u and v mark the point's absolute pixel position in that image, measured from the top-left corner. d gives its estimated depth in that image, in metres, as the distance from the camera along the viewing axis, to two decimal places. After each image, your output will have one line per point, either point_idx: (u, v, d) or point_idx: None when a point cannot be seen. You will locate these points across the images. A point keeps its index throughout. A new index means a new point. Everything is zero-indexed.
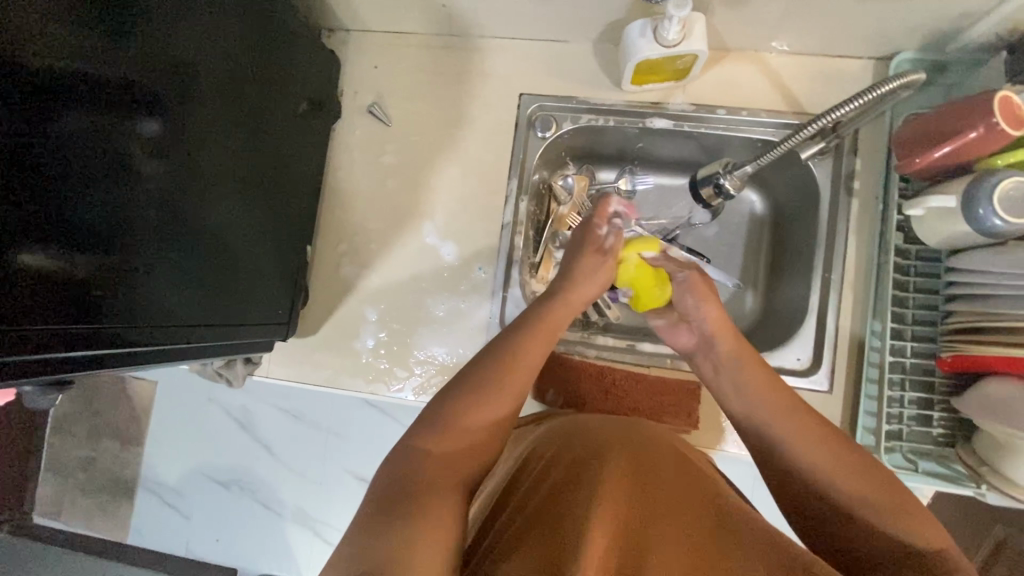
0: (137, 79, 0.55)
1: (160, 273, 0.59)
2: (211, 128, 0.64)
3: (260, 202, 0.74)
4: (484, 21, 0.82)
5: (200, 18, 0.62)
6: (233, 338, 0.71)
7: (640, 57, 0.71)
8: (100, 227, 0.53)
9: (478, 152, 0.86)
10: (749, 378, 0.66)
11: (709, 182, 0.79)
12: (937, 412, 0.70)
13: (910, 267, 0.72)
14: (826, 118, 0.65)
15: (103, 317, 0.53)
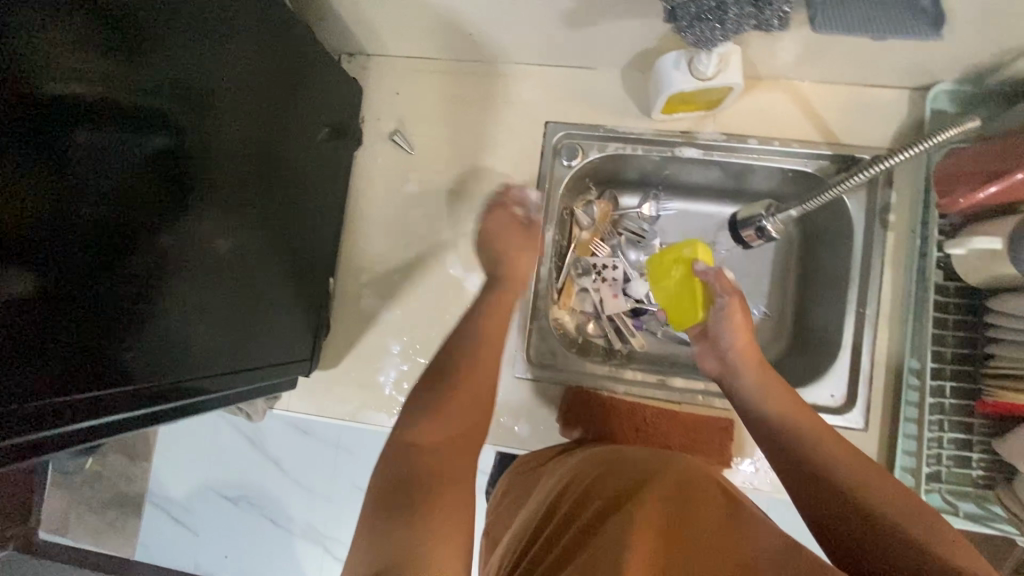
0: (157, 106, 0.52)
1: (172, 309, 0.56)
2: (229, 157, 0.61)
3: (279, 235, 0.72)
4: (509, 48, 0.80)
5: (221, 41, 0.59)
6: (247, 375, 0.68)
7: (674, 89, 0.69)
8: (115, 265, 0.50)
9: (502, 181, 0.84)
10: (773, 392, 0.67)
11: (750, 225, 0.79)
12: (977, 454, 0.68)
13: (948, 304, 0.70)
14: (878, 165, 0.63)
15: (108, 359, 0.50)
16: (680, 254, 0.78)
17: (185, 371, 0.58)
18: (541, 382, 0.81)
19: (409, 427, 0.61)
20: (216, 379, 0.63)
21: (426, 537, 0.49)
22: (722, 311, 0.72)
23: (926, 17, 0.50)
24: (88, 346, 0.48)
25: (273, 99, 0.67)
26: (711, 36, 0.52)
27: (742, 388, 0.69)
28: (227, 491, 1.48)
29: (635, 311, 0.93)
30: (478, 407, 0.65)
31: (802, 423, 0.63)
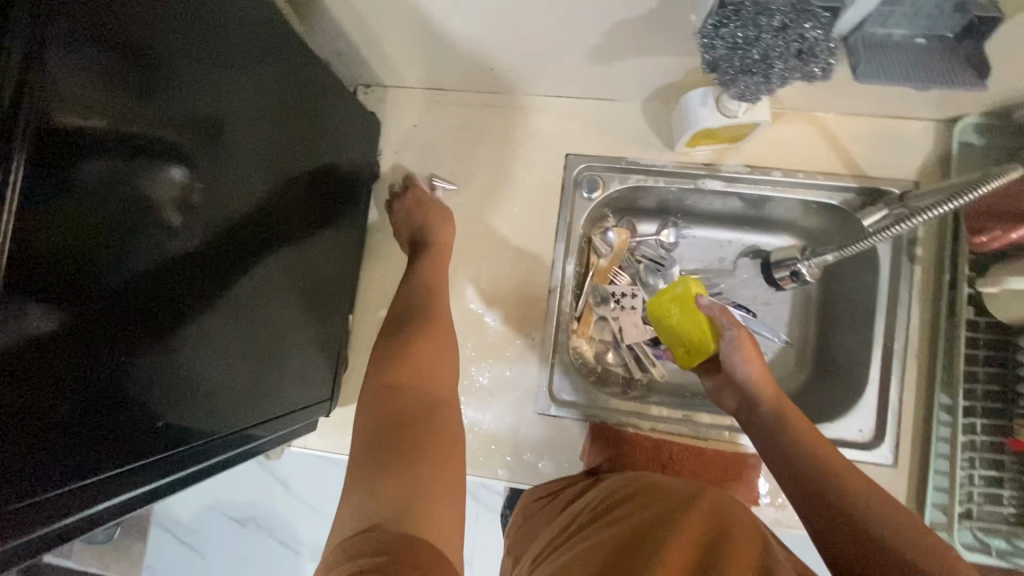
0: (179, 150, 0.50)
1: (188, 352, 0.53)
2: (243, 195, 0.59)
3: (294, 273, 0.70)
4: (530, 81, 0.79)
5: (240, 69, 0.56)
6: (260, 416, 0.65)
7: (701, 126, 0.69)
8: (137, 319, 0.47)
9: (522, 213, 0.83)
10: (780, 398, 0.68)
11: (786, 266, 0.77)
12: (1009, 491, 0.68)
13: (978, 340, 0.70)
14: (917, 218, 0.60)
15: (125, 410, 0.47)
16: (672, 292, 0.75)
17: (202, 423, 0.56)
18: (564, 418, 0.80)
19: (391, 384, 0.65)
20: (232, 428, 0.61)
21: (413, 498, 0.53)
22: (730, 344, 0.70)
23: (971, 66, 0.50)
24: (111, 410, 0.45)
25: (287, 132, 0.65)
26: (756, 89, 0.53)
27: (755, 399, 0.69)
28: (234, 512, 1.48)
29: (655, 340, 0.92)
30: (430, 375, 0.67)
31: (806, 432, 0.64)
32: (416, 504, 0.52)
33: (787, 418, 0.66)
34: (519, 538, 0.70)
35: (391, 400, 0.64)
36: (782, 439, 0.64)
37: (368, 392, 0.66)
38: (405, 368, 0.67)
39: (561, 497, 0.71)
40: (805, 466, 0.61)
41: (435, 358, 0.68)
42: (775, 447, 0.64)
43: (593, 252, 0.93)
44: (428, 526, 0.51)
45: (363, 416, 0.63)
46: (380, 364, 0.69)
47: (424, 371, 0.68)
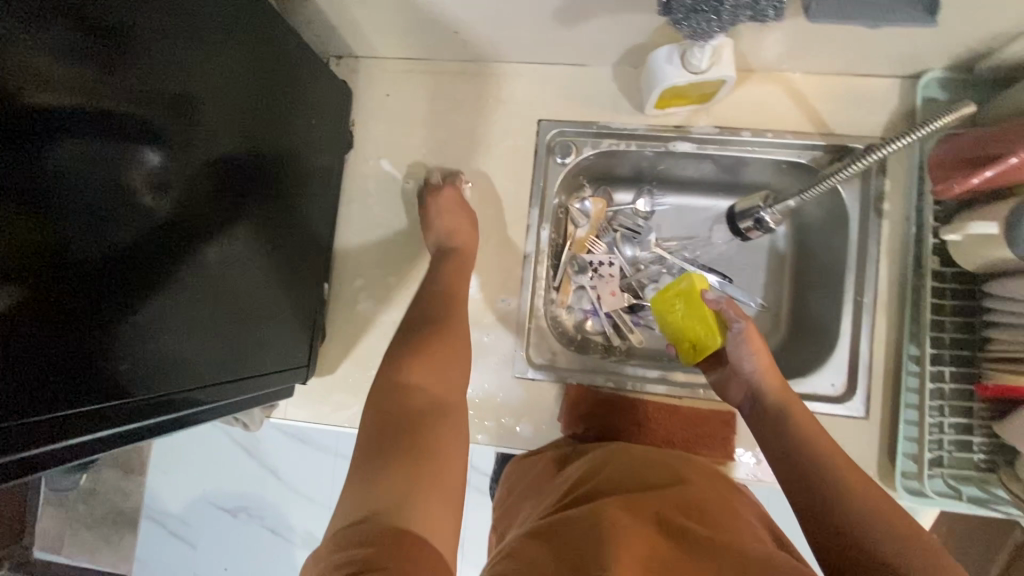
0: (140, 114, 0.51)
1: (165, 318, 0.55)
2: (214, 164, 0.60)
3: (268, 241, 0.70)
4: (499, 47, 0.79)
5: (207, 42, 0.57)
6: (244, 382, 0.67)
7: (668, 83, 0.69)
8: (107, 285, 0.48)
9: (496, 180, 0.83)
10: (800, 414, 0.65)
11: (748, 217, 0.79)
12: (978, 438, 0.69)
13: (945, 290, 0.71)
14: (876, 152, 0.64)
15: (99, 371, 0.49)
16: (677, 287, 0.72)
17: (175, 381, 0.57)
18: (542, 382, 0.80)
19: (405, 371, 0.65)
20: (207, 389, 0.61)
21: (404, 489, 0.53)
22: (737, 340, 0.69)
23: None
24: (71, 359, 0.46)
25: (259, 102, 0.66)
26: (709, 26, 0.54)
27: (772, 414, 0.66)
28: (224, 502, 1.48)
29: (633, 307, 0.93)
30: (445, 371, 0.66)
31: (826, 448, 0.61)
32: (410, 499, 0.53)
33: (803, 434, 0.63)
34: (501, 513, 0.73)
35: (402, 399, 0.62)
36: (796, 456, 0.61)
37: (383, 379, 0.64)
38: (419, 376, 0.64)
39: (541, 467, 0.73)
40: (813, 480, 0.58)
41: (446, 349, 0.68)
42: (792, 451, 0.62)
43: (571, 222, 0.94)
44: (423, 520, 0.51)
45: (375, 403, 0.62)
46: (403, 358, 0.67)
47: (441, 376, 0.65)
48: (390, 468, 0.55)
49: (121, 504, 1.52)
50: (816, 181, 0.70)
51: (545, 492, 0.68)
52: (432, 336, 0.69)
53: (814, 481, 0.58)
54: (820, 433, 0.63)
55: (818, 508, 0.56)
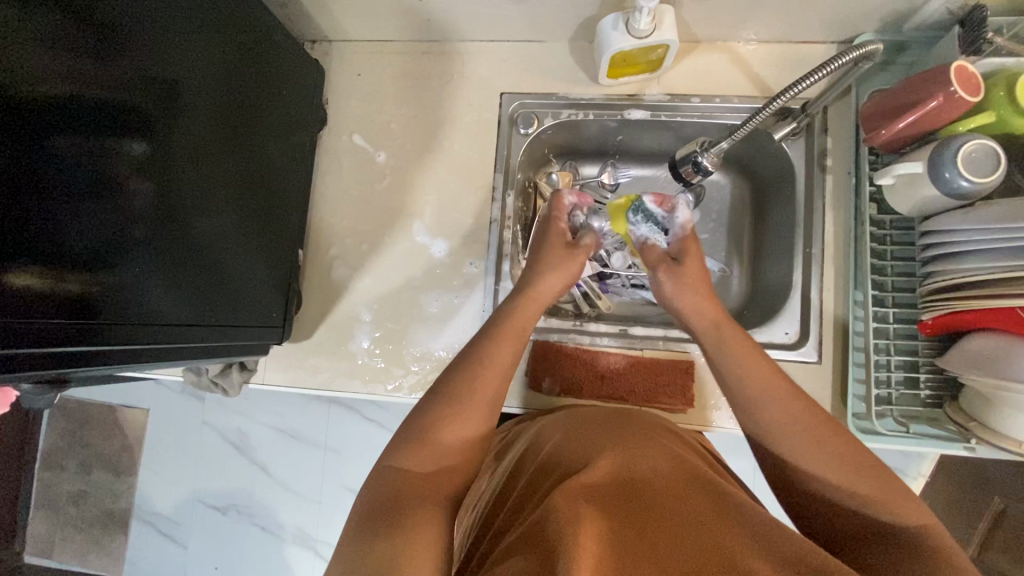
0: (129, 101, 0.56)
1: (152, 280, 0.60)
2: (197, 145, 0.65)
3: (249, 215, 0.75)
4: (462, 26, 0.85)
5: (185, 35, 0.63)
6: (230, 340, 0.73)
7: (614, 48, 0.74)
8: (100, 248, 0.54)
9: (463, 151, 0.88)
10: (733, 351, 0.64)
11: (687, 162, 0.79)
12: (925, 374, 0.72)
13: (885, 237, 0.75)
14: (789, 93, 0.66)
15: (101, 316, 0.55)
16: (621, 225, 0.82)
17: (162, 335, 0.62)
18: None
19: (429, 419, 0.61)
20: (188, 344, 0.66)
21: (408, 551, 0.51)
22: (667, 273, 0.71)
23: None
24: (79, 307, 0.52)
25: (240, 91, 0.72)
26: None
27: (717, 361, 0.65)
28: (213, 499, 1.49)
29: (600, 274, 0.95)
30: (452, 421, 0.61)
31: (768, 392, 0.60)
32: (407, 556, 0.50)
33: (745, 381, 0.62)
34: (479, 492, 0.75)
35: (419, 454, 0.59)
36: (745, 411, 0.61)
37: (403, 436, 0.61)
38: (435, 435, 0.60)
39: (513, 457, 0.73)
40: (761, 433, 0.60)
41: (454, 397, 0.63)
42: (763, 388, 0.60)
43: (539, 195, 0.97)
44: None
45: (384, 462, 0.60)
46: (432, 411, 0.62)
47: (460, 432, 0.61)
48: (393, 534, 0.52)
49: (111, 505, 1.52)
50: (742, 123, 0.71)
51: (502, 470, 0.73)
52: (453, 384, 0.64)
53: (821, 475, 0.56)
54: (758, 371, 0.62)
55: (782, 464, 0.59)
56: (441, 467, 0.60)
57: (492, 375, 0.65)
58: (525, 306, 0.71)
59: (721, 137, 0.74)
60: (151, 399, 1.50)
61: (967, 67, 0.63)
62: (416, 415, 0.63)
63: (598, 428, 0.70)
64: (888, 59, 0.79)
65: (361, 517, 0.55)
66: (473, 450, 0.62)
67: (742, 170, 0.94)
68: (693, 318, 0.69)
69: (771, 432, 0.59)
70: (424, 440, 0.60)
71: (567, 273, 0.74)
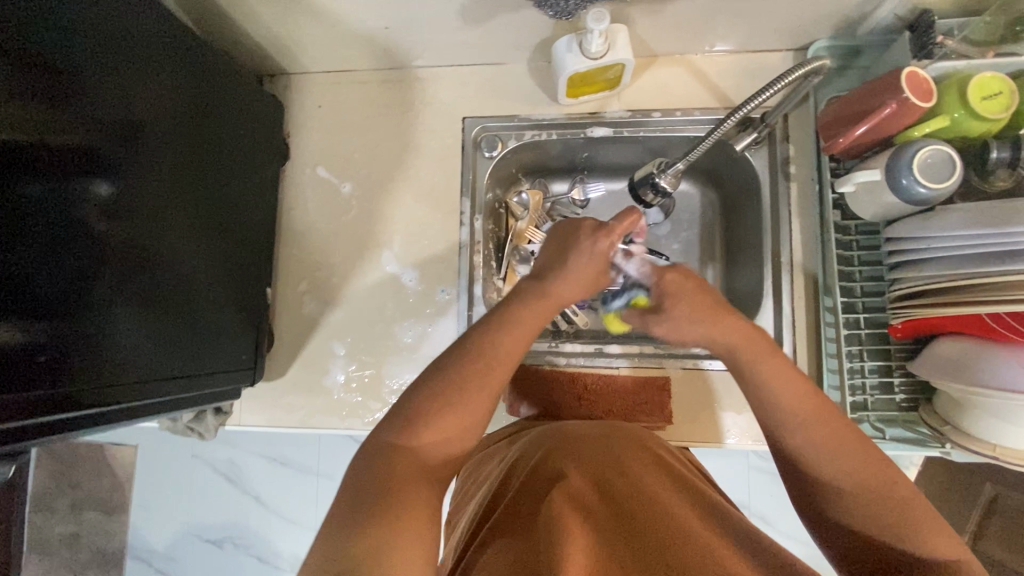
0: (91, 147, 0.56)
1: (124, 326, 0.60)
2: (160, 186, 0.65)
3: (217, 253, 0.75)
4: (419, 54, 0.84)
5: (144, 76, 0.63)
6: (200, 387, 0.72)
7: (570, 70, 0.74)
8: (66, 298, 0.54)
9: (429, 177, 0.88)
10: (767, 369, 0.59)
11: (646, 184, 0.78)
12: (897, 378, 0.72)
13: (851, 242, 0.75)
14: (746, 107, 0.67)
15: (70, 369, 0.54)
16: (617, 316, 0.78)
17: (127, 385, 0.61)
18: None
19: (424, 401, 0.59)
20: (156, 393, 0.65)
21: (393, 538, 0.49)
22: (674, 312, 0.64)
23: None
24: (39, 364, 0.51)
25: (205, 130, 0.71)
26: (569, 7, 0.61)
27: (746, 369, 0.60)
28: (208, 533, 1.47)
29: None
30: (448, 407, 0.59)
31: (790, 401, 0.57)
32: (390, 545, 0.48)
33: (767, 372, 0.59)
34: (467, 497, 0.73)
35: (412, 435, 0.57)
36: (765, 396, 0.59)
37: (398, 412, 0.59)
38: (424, 421, 0.58)
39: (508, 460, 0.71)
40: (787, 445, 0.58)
41: (451, 384, 0.60)
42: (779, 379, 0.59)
43: (510, 215, 0.96)
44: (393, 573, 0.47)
45: (375, 437, 0.58)
46: (430, 396, 0.60)
47: (454, 425, 0.59)
48: (379, 516, 0.51)
49: (104, 545, 1.50)
50: (699, 142, 0.71)
51: (490, 480, 0.70)
52: (452, 372, 0.61)
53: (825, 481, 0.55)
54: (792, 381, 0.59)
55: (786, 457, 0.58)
56: (433, 451, 0.58)
57: (489, 371, 0.62)
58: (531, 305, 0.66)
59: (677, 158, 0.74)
60: (138, 435, 1.47)
61: (918, 72, 0.64)
62: (410, 394, 0.61)
63: (588, 441, 0.69)
64: (844, 64, 0.80)
65: (350, 494, 0.53)
66: (465, 437, 0.60)
67: (711, 179, 0.94)
68: (715, 337, 0.62)
69: (777, 417, 0.58)
70: (416, 421, 0.58)
71: (593, 285, 0.69)
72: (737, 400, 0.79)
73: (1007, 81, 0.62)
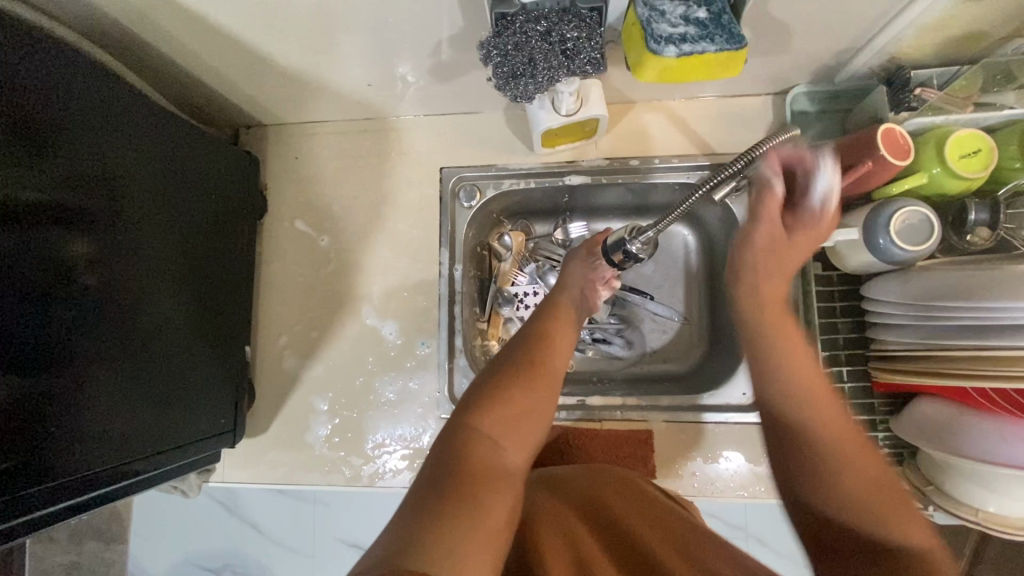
0: (74, 204, 0.57)
1: (106, 382, 0.60)
2: (144, 237, 0.65)
3: (198, 304, 0.74)
4: (395, 106, 0.84)
5: (129, 132, 0.63)
6: (179, 452, 0.71)
7: (543, 126, 0.72)
8: (44, 358, 0.54)
9: (408, 228, 0.87)
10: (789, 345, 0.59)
11: (618, 248, 0.71)
12: (881, 433, 0.71)
13: (833, 293, 0.75)
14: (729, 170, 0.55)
15: (47, 431, 0.54)
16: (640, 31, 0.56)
17: (97, 454, 0.59)
18: None
19: (500, 387, 0.62)
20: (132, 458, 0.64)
21: (472, 529, 0.49)
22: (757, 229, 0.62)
23: (724, 32, 0.53)
24: (6, 430, 0.51)
25: (191, 179, 0.72)
26: (528, 89, 0.58)
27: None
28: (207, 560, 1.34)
29: None
30: (532, 392, 0.63)
31: (831, 440, 0.53)
32: (466, 536, 0.48)
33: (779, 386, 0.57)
34: None
35: (489, 414, 0.60)
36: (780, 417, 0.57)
37: (481, 394, 0.62)
38: (499, 405, 0.61)
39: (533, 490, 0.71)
40: (776, 408, 0.57)
41: (524, 371, 0.64)
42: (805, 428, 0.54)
43: (493, 257, 0.95)
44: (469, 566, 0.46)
45: (452, 428, 0.59)
46: (507, 383, 0.63)
47: (530, 410, 0.62)
48: (459, 504, 0.51)
49: None
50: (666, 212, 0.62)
51: None
52: (520, 367, 0.65)
53: (844, 528, 0.51)
54: (807, 369, 0.58)
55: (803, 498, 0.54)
56: (513, 433, 0.60)
57: (555, 358, 0.68)
58: (570, 291, 0.76)
59: (649, 224, 0.67)
60: None
61: (895, 128, 0.62)
62: (479, 387, 0.64)
63: (596, 476, 0.72)
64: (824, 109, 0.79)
65: (433, 484, 0.53)
66: (541, 423, 0.63)
67: (695, 220, 0.94)
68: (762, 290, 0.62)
69: (814, 471, 0.53)
70: (499, 406, 0.61)
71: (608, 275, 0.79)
72: (720, 452, 0.79)
73: (985, 137, 0.61)
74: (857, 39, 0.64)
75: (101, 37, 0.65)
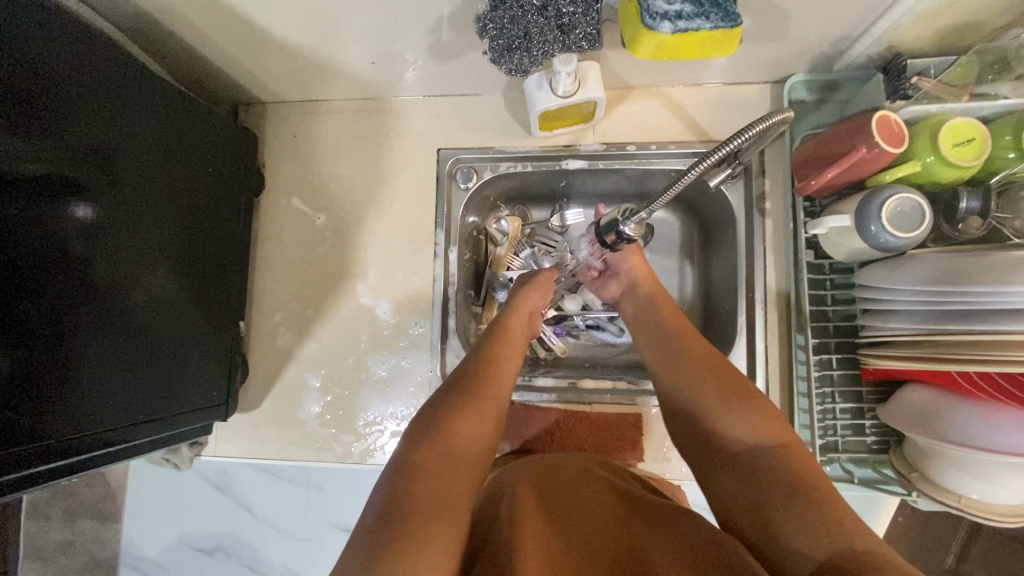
0: (72, 175, 0.57)
1: (100, 352, 0.61)
2: (141, 211, 0.66)
3: (193, 280, 0.75)
4: (394, 86, 0.84)
5: (129, 105, 0.63)
6: (171, 425, 0.72)
7: (540, 108, 0.73)
8: (39, 324, 0.55)
9: (404, 208, 0.87)
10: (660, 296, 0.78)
11: (611, 229, 0.72)
12: (868, 421, 0.72)
13: (825, 281, 0.75)
14: (729, 144, 0.55)
15: (41, 398, 0.55)
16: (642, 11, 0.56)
17: (88, 424, 0.60)
18: None
19: (458, 382, 0.67)
20: (125, 429, 0.65)
21: (432, 512, 0.52)
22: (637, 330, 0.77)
23: (719, 9, 0.53)
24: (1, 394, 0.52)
25: (189, 155, 0.73)
26: (522, 63, 0.58)
27: (644, 309, 0.77)
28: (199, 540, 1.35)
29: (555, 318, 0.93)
30: (487, 381, 0.68)
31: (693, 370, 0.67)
32: (426, 517, 0.51)
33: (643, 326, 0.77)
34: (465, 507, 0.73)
35: (448, 406, 0.64)
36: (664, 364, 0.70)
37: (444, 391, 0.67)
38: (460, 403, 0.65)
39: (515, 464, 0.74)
40: (658, 359, 0.71)
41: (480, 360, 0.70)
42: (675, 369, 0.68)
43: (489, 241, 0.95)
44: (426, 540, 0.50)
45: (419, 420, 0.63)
46: (465, 377, 0.68)
47: (488, 403, 0.66)
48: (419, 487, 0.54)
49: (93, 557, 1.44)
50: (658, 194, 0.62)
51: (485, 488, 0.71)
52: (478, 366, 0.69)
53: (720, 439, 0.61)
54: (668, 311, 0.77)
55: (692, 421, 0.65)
56: (473, 417, 0.64)
57: (512, 348, 0.73)
58: (532, 290, 0.81)
59: (642, 206, 0.67)
60: None
61: (890, 116, 0.63)
62: (447, 389, 0.67)
63: (568, 466, 0.71)
64: (823, 98, 0.79)
65: (399, 473, 0.56)
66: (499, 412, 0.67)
67: (691, 208, 0.94)
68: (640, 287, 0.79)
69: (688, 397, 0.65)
70: (466, 401, 0.65)
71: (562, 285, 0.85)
72: None
73: (979, 127, 0.61)
74: (855, 26, 0.64)
75: (102, 8, 0.65)
